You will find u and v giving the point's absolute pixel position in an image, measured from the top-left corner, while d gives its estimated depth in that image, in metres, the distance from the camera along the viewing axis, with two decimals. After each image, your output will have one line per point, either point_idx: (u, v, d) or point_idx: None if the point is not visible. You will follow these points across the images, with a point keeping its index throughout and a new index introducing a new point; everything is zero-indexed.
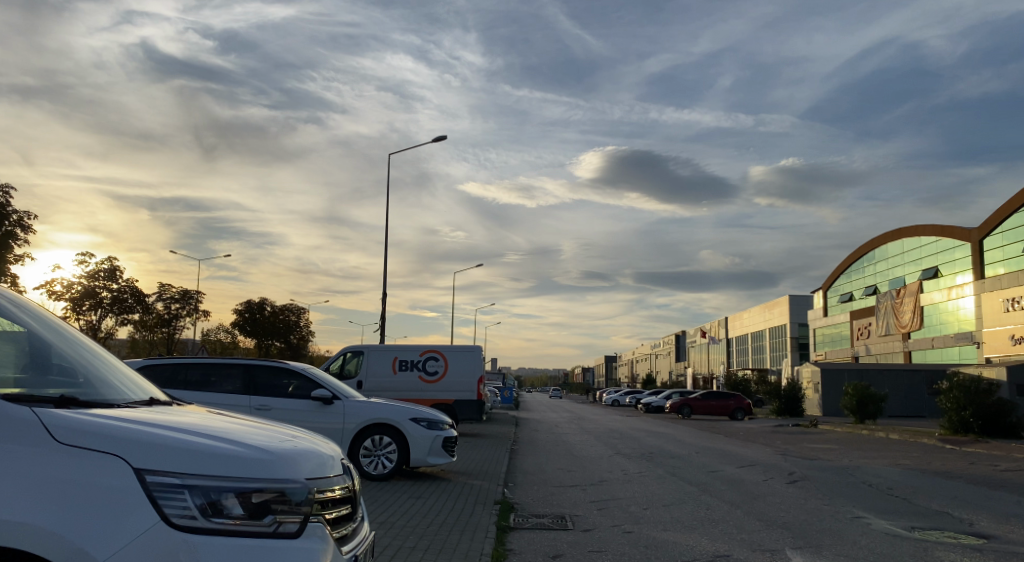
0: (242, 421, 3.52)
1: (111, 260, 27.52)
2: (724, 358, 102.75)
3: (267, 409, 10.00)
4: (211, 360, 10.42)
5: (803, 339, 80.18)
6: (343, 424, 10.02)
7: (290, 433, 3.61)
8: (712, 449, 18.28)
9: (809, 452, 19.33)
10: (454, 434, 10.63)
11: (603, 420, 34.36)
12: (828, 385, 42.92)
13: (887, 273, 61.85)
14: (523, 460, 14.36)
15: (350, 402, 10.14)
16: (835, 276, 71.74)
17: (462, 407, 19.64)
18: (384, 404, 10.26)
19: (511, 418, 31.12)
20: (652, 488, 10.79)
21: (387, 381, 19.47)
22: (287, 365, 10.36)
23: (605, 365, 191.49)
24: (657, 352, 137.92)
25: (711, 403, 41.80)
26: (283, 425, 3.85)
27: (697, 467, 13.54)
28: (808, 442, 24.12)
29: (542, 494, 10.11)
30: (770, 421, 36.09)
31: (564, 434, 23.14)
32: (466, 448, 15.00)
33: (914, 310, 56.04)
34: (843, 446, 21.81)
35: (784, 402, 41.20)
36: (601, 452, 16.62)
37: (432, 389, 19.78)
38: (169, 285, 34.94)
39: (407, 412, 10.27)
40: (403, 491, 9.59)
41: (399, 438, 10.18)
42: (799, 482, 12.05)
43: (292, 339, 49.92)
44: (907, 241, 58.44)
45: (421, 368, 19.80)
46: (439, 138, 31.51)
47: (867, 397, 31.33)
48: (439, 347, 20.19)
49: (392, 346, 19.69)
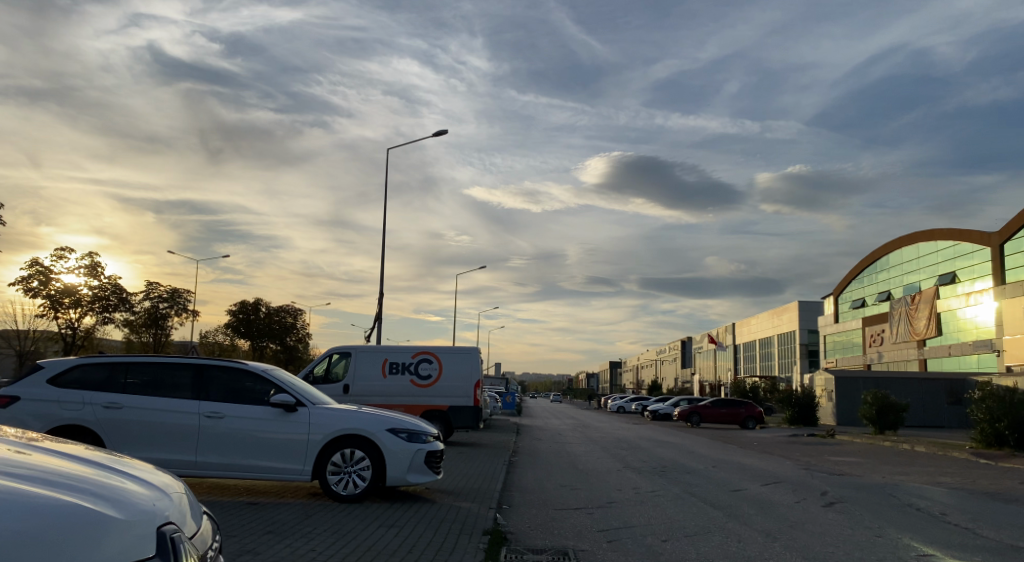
0: (30, 473, 2.33)
1: (91, 256, 26.25)
2: (731, 365, 101.00)
3: (219, 416, 8.54)
4: (154, 358, 8.87)
5: (813, 346, 78.52)
6: (308, 436, 8.58)
7: (114, 483, 2.42)
8: (731, 462, 16.71)
9: (835, 467, 17.72)
10: (439, 449, 9.13)
11: (609, 429, 32.82)
12: (842, 394, 41.31)
13: (903, 278, 60.06)
14: (522, 475, 12.82)
15: (316, 409, 8.74)
16: (847, 282, 70.15)
17: (457, 415, 18.18)
18: (357, 412, 8.87)
19: (513, 426, 29.61)
20: (670, 513, 9.28)
21: (375, 386, 18.02)
22: (247, 366, 8.96)
23: (609, 371, 189.35)
24: (662, 359, 136.15)
25: (721, 410, 40.28)
26: (122, 473, 2.67)
27: (718, 485, 12.00)
28: (830, 454, 22.44)
29: (540, 521, 8.60)
30: (784, 431, 34.43)
31: (567, 444, 21.68)
32: (458, 463, 13.50)
33: (930, 317, 54.39)
34: (869, 459, 20.20)
35: (797, 411, 39.56)
36: (608, 465, 15.11)
37: (425, 394, 18.22)
38: (156, 283, 33.58)
39: (385, 421, 8.87)
40: (374, 515, 8.06)
41: (373, 453, 8.70)
42: (836, 504, 10.49)
43: (289, 342, 48.57)
44: (923, 245, 56.89)
45: (413, 371, 18.31)
46: (439, 131, 30.21)
47: (887, 406, 29.66)
48: (432, 348, 18.63)
49: (382, 348, 18.24)
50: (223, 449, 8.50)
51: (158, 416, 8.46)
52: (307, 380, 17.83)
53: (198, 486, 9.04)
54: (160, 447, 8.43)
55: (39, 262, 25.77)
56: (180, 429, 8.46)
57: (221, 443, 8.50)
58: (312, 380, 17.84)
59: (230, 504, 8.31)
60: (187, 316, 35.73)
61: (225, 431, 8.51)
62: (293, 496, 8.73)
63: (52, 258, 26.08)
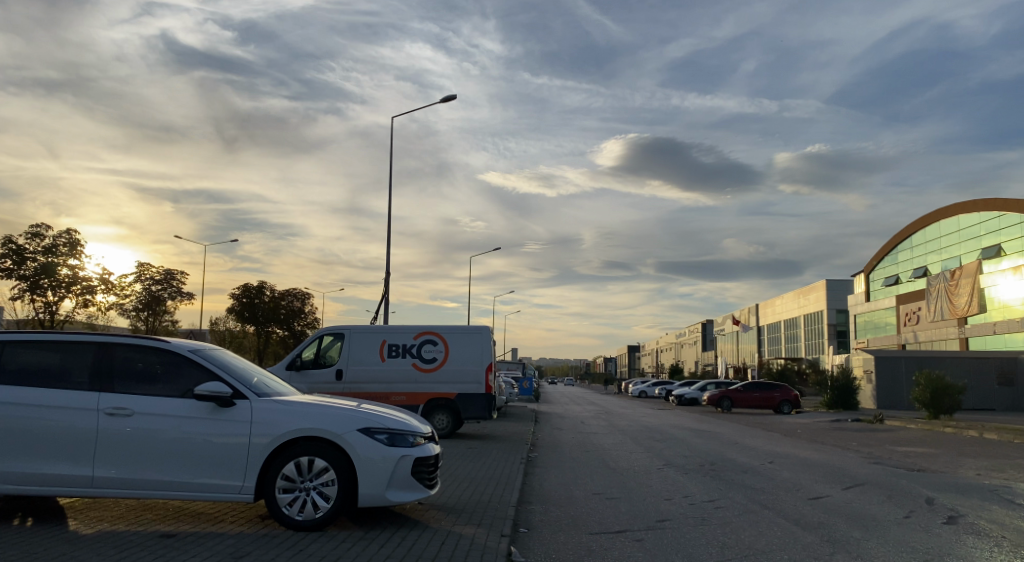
0: None
1: (68, 231, 24.29)
2: (754, 347, 98.18)
3: (126, 413, 6.23)
4: (46, 336, 6.59)
5: (841, 327, 75.57)
6: (249, 440, 6.24)
7: None
8: (790, 458, 14.23)
9: (910, 461, 15.10)
10: (432, 455, 6.77)
11: (634, 415, 30.40)
12: (883, 375, 38.52)
13: (942, 252, 56.63)
14: (544, 481, 10.46)
15: (262, 403, 6.40)
16: (879, 258, 66.86)
17: (467, 404, 15.80)
18: (322, 406, 6.53)
19: (532, 414, 27.27)
20: (747, 538, 6.86)
21: (373, 371, 15.70)
22: (172, 348, 6.65)
23: (628, 355, 186.81)
24: (683, 342, 133.49)
25: (753, 395, 37.73)
26: None
27: (791, 492, 9.54)
28: (890, 443, 19.79)
29: (571, 554, 6.21)
30: (826, 417, 31.78)
31: (593, 434, 19.36)
32: (465, 465, 11.14)
33: (971, 292, 51.14)
34: (940, 450, 17.54)
35: (836, 394, 36.86)
36: (648, 464, 12.70)
37: (429, 380, 15.82)
38: (148, 266, 31.62)
39: (365, 417, 6.56)
40: (334, 551, 5.68)
41: (339, 462, 6.33)
42: (958, 519, 7.93)
43: (298, 328, 46.72)
44: (964, 217, 53.45)
45: (415, 354, 15.91)
46: (446, 96, 27.79)
47: (943, 389, 26.85)
48: (438, 328, 16.17)
49: (380, 328, 15.91)
50: (130, 460, 6.16)
51: (44, 414, 6.16)
52: (295, 365, 15.52)
53: (111, 507, 6.75)
54: (45, 458, 6.11)
55: (13, 241, 23.83)
56: (71, 432, 6.15)
57: (128, 451, 6.16)
58: (300, 365, 15.52)
59: (138, 536, 5.94)
60: (183, 299, 33.80)
61: (131, 434, 6.18)
62: (233, 522, 6.38)
63: (27, 235, 24.08)
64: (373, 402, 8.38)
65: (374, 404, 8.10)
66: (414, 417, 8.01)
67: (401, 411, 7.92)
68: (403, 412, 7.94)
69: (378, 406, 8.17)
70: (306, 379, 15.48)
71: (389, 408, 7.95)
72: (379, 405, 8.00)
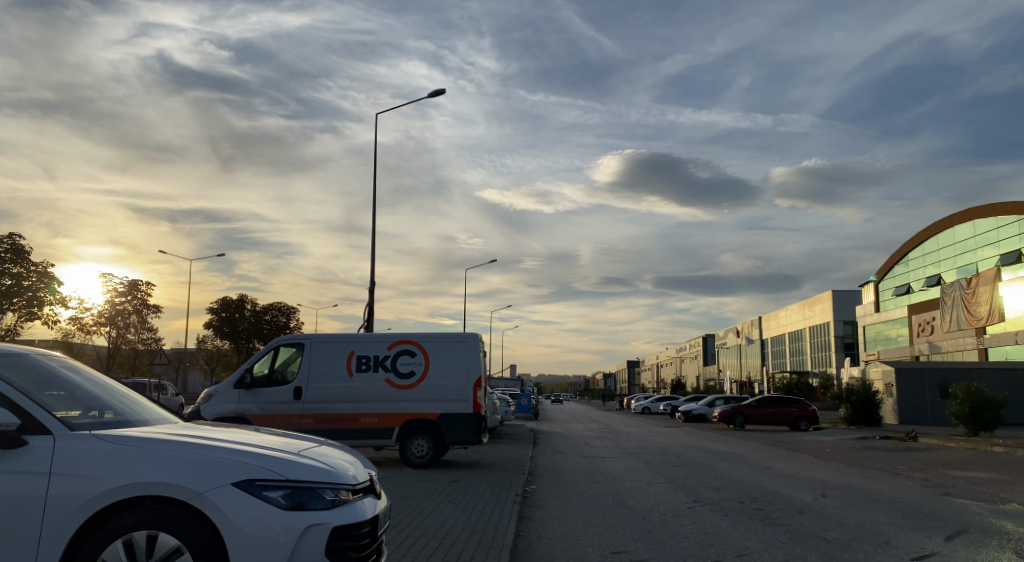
0: None
1: (12, 233, 21.92)
2: (759, 360, 95.70)
3: None
4: None
5: (849, 339, 73.16)
6: (50, 501, 3.75)
7: None
8: (843, 490, 11.72)
9: (983, 491, 12.54)
10: (364, 523, 4.27)
11: (641, 434, 27.79)
12: (905, 389, 36.02)
13: (957, 260, 54.14)
14: (547, 543, 7.86)
15: (79, 443, 3.92)
16: (890, 266, 64.56)
17: (450, 426, 13.18)
18: (181, 447, 4.05)
19: (531, 434, 24.68)
20: None
21: (338, 388, 13.21)
22: None
23: (628, 371, 184.06)
24: (685, 357, 131.05)
25: (768, 410, 35.16)
26: None
27: (879, 548, 7.12)
28: (940, 466, 17.15)
29: None
30: (852, 434, 29.17)
31: (600, 459, 16.83)
32: (446, 519, 8.58)
33: (989, 301, 48.45)
34: (1008, 476, 14.95)
35: (857, 409, 34.29)
36: (672, 502, 10.24)
37: (404, 398, 13.23)
38: (110, 277, 29.14)
39: (255, 462, 4.09)
40: None
41: (201, 535, 3.83)
42: None
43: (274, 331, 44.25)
44: (981, 222, 51.20)
45: (388, 368, 13.35)
46: (434, 91, 25.72)
47: (984, 403, 24.24)
48: (416, 337, 13.54)
49: (347, 337, 13.44)
50: None
51: None
52: (244, 383, 13.08)
53: None
54: None
55: None
56: None
57: None
58: (250, 383, 13.10)
59: None
60: (150, 310, 31.56)
61: None
62: None
63: None
64: (307, 433, 6.02)
65: (299, 438, 5.68)
66: (362, 457, 5.62)
67: (338, 451, 5.47)
68: (342, 452, 5.52)
69: (306, 439, 5.76)
70: (258, 400, 13.07)
71: (320, 446, 5.53)
72: (306, 441, 5.57)
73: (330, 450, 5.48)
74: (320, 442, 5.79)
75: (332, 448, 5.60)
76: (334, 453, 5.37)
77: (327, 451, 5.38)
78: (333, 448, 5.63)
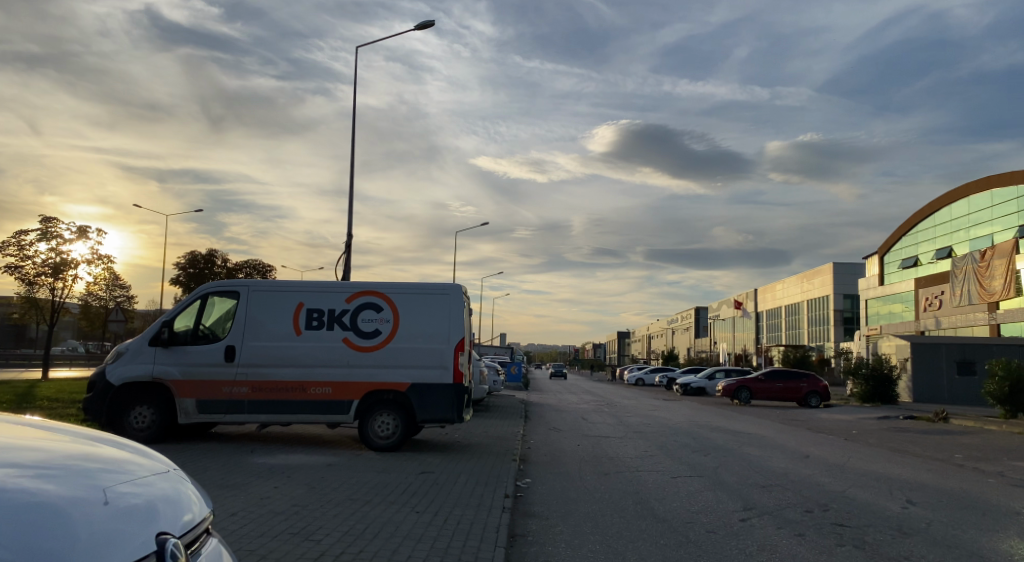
0: None
1: None
2: (753, 334, 93.85)
3: None
4: None
5: (850, 314, 71.08)
6: None
7: None
8: (927, 492, 9.12)
9: None
10: None
11: (642, 409, 25.22)
12: (921, 364, 33.70)
13: (970, 231, 51.43)
14: None
15: None
16: (897, 238, 62.05)
17: (423, 398, 10.41)
18: None
19: (522, 408, 22.06)
20: None
21: (282, 348, 10.43)
22: None
23: (618, 341, 182.30)
24: (677, 329, 129.18)
25: (775, 385, 32.73)
26: None
27: None
28: (999, 455, 14.64)
29: None
30: (870, 412, 26.78)
31: (603, 440, 14.16)
32: (403, 543, 5.69)
33: (1006, 275, 45.78)
34: None
35: (871, 385, 31.89)
36: (719, 510, 7.56)
37: (366, 363, 10.45)
38: (50, 220, 26.08)
39: None
40: None
41: None
42: None
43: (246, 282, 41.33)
44: (997, 191, 48.33)
45: (348, 326, 10.55)
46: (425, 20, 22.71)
47: None
48: (382, 288, 10.73)
49: (294, 286, 10.62)
50: None
51: None
52: (161, 339, 10.38)
53: None
54: None
55: None
56: None
57: None
58: (169, 340, 10.40)
59: None
60: (103, 262, 28.60)
61: None
62: None
63: None
64: (142, 445, 3.32)
65: (113, 457, 2.95)
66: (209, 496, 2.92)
67: (164, 489, 2.76)
68: (174, 489, 2.81)
69: (123, 456, 3.03)
70: (179, 360, 10.36)
71: (142, 478, 2.81)
72: (120, 468, 2.84)
73: (153, 484, 2.74)
74: (148, 461, 3.08)
75: (162, 478, 2.88)
76: (153, 497, 2.65)
77: (143, 491, 2.67)
78: (163, 478, 2.91)
